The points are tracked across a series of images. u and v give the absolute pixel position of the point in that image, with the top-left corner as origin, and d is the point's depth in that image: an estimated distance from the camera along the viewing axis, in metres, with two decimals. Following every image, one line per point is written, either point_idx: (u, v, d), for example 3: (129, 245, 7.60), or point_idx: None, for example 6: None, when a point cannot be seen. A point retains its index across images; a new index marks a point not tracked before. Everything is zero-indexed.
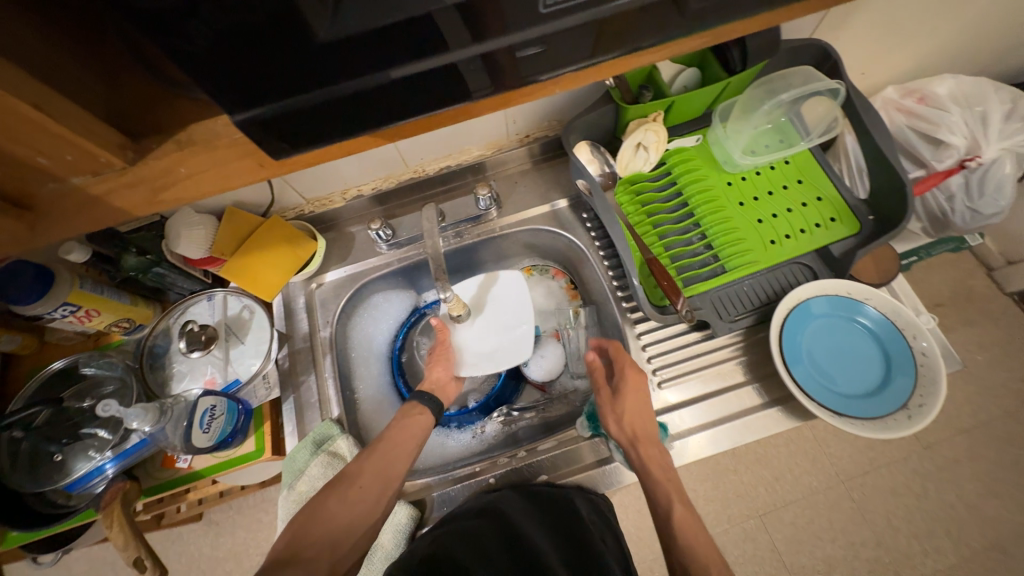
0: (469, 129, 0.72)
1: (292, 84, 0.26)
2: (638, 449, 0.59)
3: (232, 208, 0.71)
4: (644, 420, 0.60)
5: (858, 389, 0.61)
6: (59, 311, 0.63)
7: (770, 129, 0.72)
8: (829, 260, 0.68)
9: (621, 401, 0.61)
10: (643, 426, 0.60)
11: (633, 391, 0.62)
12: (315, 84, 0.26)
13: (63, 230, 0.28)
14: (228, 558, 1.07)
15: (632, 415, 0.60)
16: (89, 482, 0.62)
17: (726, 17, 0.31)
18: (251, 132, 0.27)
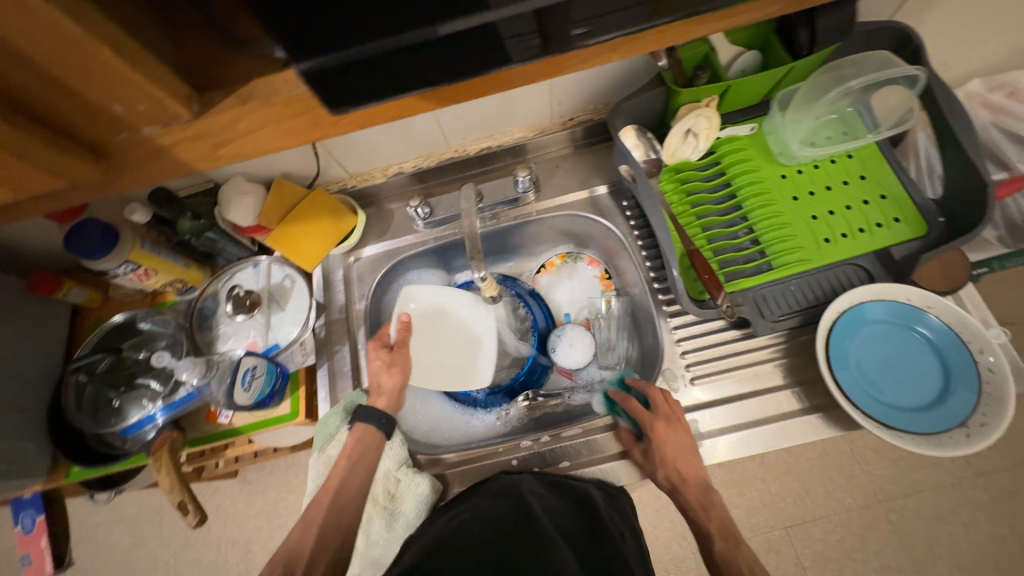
0: (512, 109, 0.72)
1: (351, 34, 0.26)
2: (682, 493, 0.59)
3: (280, 179, 0.73)
4: (686, 463, 0.59)
5: (910, 401, 0.56)
6: (121, 269, 0.67)
7: (834, 120, 0.67)
8: (889, 264, 0.63)
9: (661, 449, 0.59)
10: (687, 471, 0.59)
11: (676, 435, 0.60)
12: (371, 35, 0.27)
13: (135, 182, 0.31)
14: (260, 514, 1.14)
15: (674, 460, 0.59)
16: (142, 429, 0.67)
17: None
18: (311, 82, 0.28)
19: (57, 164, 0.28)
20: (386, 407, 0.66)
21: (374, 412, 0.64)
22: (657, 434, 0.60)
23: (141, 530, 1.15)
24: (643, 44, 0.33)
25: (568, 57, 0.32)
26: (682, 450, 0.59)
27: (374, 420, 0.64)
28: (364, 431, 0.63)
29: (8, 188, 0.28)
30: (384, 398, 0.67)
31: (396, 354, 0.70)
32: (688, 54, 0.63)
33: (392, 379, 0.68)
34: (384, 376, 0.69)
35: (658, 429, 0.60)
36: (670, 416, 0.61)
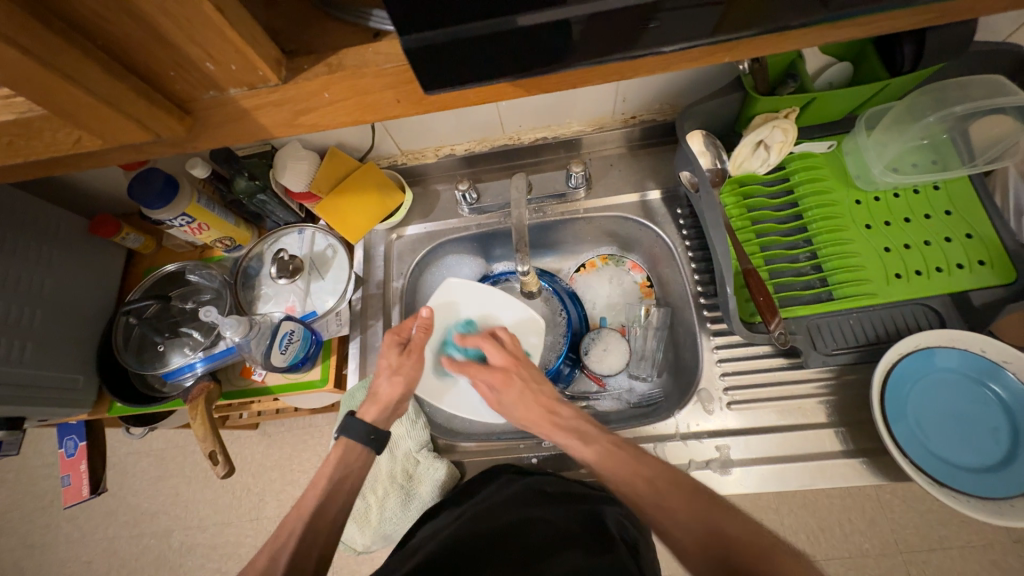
0: (573, 101, 0.69)
1: (458, 10, 0.25)
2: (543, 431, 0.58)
3: (335, 149, 0.73)
4: (531, 402, 0.59)
5: (968, 460, 0.52)
6: (177, 221, 0.69)
7: (924, 146, 0.62)
8: (967, 311, 0.57)
9: (506, 392, 0.60)
10: (531, 409, 0.59)
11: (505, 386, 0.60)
12: (479, 12, 0.25)
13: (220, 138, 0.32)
14: (274, 468, 1.18)
15: (518, 395, 0.60)
16: (180, 375, 0.70)
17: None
18: (414, 57, 0.27)
19: (147, 116, 0.28)
20: (374, 420, 0.61)
21: (361, 424, 0.60)
22: (500, 374, 0.61)
23: (168, 465, 1.22)
24: (744, 49, 0.31)
25: (662, 56, 0.31)
26: (534, 388, 0.60)
27: (360, 433, 0.60)
28: (348, 448, 0.60)
29: (98, 136, 0.28)
30: (376, 408, 0.61)
31: (404, 360, 0.63)
32: (774, 60, 0.59)
33: (391, 389, 0.62)
34: (383, 381, 0.62)
35: (498, 374, 0.61)
36: (509, 359, 0.62)
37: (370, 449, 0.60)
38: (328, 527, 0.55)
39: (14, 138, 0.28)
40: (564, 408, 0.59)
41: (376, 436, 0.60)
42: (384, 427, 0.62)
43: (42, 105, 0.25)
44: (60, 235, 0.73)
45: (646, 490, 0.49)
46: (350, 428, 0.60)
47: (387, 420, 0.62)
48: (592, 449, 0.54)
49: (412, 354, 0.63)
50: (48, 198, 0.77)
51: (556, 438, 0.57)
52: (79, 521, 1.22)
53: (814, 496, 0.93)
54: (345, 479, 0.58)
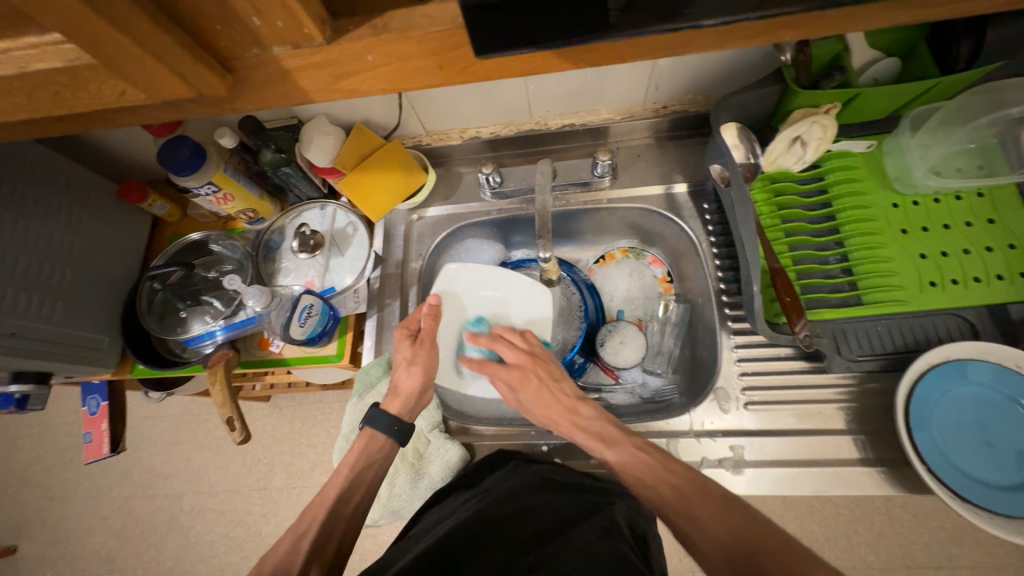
0: (602, 87, 0.68)
1: None
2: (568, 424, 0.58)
3: (361, 125, 0.72)
4: (551, 398, 0.60)
5: (992, 476, 0.51)
6: (204, 189, 0.70)
7: (971, 150, 0.59)
8: (1003, 323, 0.55)
9: (524, 390, 0.60)
10: (551, 405, 0.59)
11: (529, 386, 0.60)
12: None
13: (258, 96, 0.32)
14: (284, 441, 1.20)
15: (536, 392, 0.60)
16: (201, 342, 0.71)
17: None
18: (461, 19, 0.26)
19: (191, 72, 0.28)
20: (399, 412, 0.62)
21: (385, 417, 0.60)
22: (517, 371, 0.61)
23: (182, 431, 1.26)
24: (802, 25, 0.30)
25: (713, 30, 0.29)
26: (551, 384, 0.61)
27: (384, 426, 0.60)
28: (371, 438, 0.61)
29: (140, 89, 0.28)
30: (398, 402, 0.62)
31: (416, 350, 0.63)
32: (820, 51, 0.56)
33: (410, 379, 0.62)
34: (403, 373, 0.63)
35: (515, 372, 0.61)
36: (523, 356, 0.62)
37: (393, 439, 0.61)
38: (348, 517, 0.56)
39: (60, 88, 0.28)
40: (585, 408, 0.59)
41: (401, 428, 0.61)
42: (408, 419, 0.62)
43: (89, 52, 0.25)
44: (90, 198, 0.74)
45: (670, 497, 0.48)
46: (374, 420, 0.61)
47: (412, 409, 0.63)
48: (616, 452, 0.54)
49: (424, 343, 0.63)
50: (79, 162, 0.78)
51: (576, 437, 0.57)
52: (97, 479, 1.27)
53: (820, 504, 0.92)
54: (368, 470, 0.59)
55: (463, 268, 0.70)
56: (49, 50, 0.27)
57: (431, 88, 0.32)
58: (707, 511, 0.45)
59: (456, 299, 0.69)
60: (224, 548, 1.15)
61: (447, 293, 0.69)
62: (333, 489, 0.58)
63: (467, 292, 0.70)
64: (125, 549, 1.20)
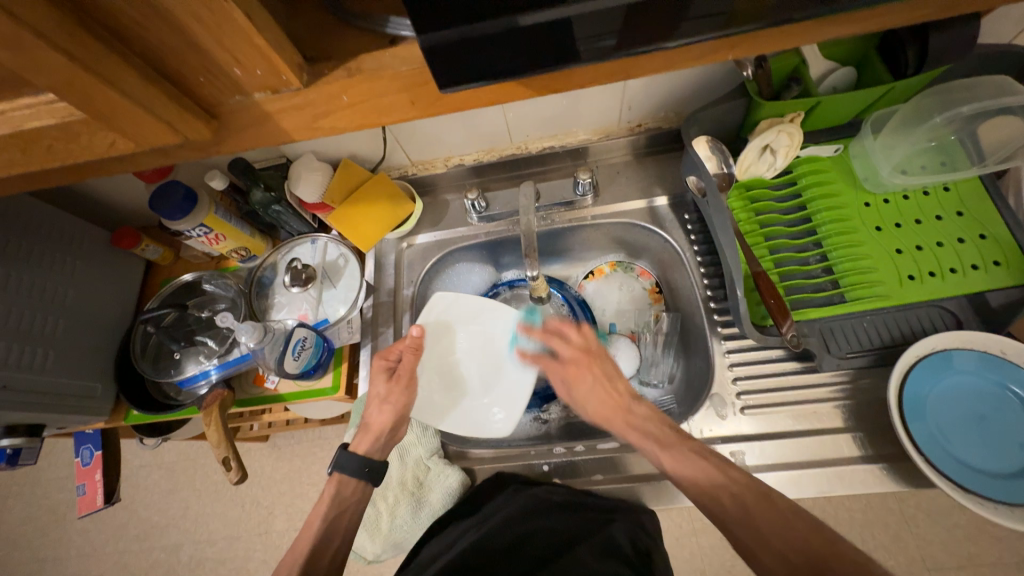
0: (577, 111, 0.71)
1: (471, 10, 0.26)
2: (621, 420, 0.58)
3: (347, 161, 0.75)
4: (604, 395, 0.60)
5: (992, 464, 0.51)
6: (195, 231, 0.71)
7: (932, 148, 0.62)
8: (983, 310, 0.57)
9: (579, 385, 0.62)
10: (606, 402, 0.60)
11: (592, 377, 0.62)
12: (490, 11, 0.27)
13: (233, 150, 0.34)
14: (283, 480, 1.18)
15: (590, 389, 0.61)
16: (195, 383, 0.72)
17: None
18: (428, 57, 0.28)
19: (178, 119, 0.29)
20: (368, 452, 0.61)
21: (353, 458, 0.60)
22: (572, 368, 0.63)
23: (179, 477, 1.23)
24: (746, 46, 0.32)
25: (666, 53, 0.32)
26: (605, 381, 0.61)
27: (353, 468, 0.59)
28: (340, 484, 0.59)
29: (130, 138, 0.30)
30: (368, 439, 0.61)
31: (392, 386, 0.62)
32: (777, 65, 0.60)
33: (382, 416, 0.62)
34: (375, 410, 0.62)
35: (571, 367, 0.63)
36: (578, 352, 0.63)
37: (364, 481, 0.60)
38: (333, 550, 0.57)
39: (51, 142, 0.30)
40: (639, 407, 0.58)
41: (371, 467, 0.60)
42: (379, 458, 0.61)
43: (81, 107, 0.27)
44: (83, 246, 0.75)
45: (731, 507, 0.47)
46: (342, 463, 0.59)
47: (382, 448, 0.62)
48: (668, 454, 0.53)
49: (400, 379, 0.63)
50: (72, 212, 0.80)
51: (630, 437, 0.56)
52: (91, 534, 1.23)
53: (833, 508, 0.90)
54: (341, 519, 0.58)
55: (458, 298, 0.69)
56: (43, 108, 0.28)
57: (405, 121, 0.34)
58: (769, 521, 0.45)
59: (444, 329, 0.67)
60: None
61: (433, 322, 0.68)
62: (307, 539, 0.56)
63: (461, 322, 0.68)
64: None
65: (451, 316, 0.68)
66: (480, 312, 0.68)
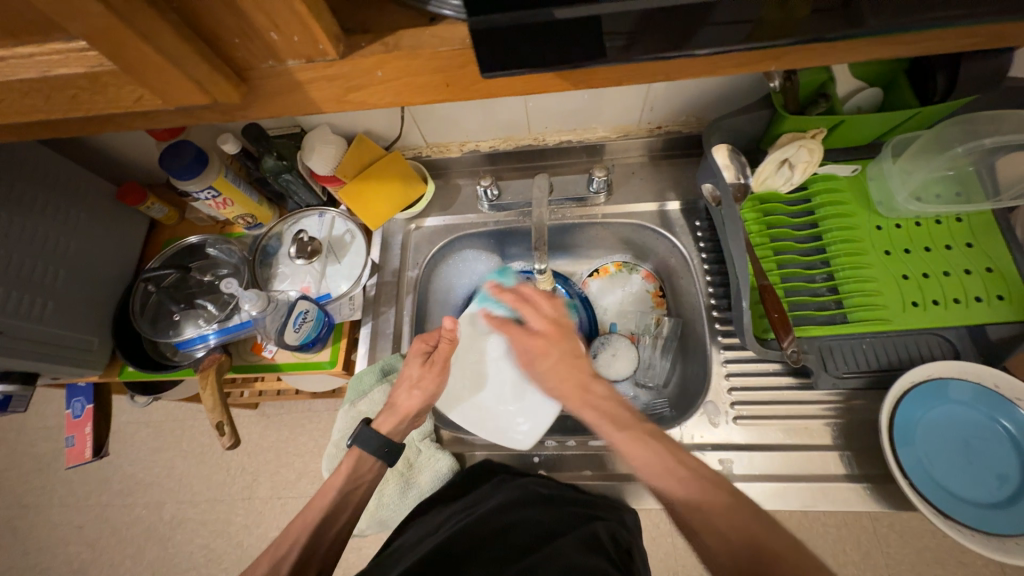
0: (597, 107, 0.70)
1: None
2: (583, 396, 0.57)
3: (362, 135, 0.74)
4: (569, 372, 0.59)
5: (974, 494, 0.52)
6: (203, 194, 0.70)
7: (950, 177, 0.62)
8: (982, 343, 0.57)
9: (544, 359, 0.60)
10: (565, 380, 0.58)
11: (556, 357, 0.60)
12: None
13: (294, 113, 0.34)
14: (270, 449, 1.19)
15: (553, 365, 0.60)
16: (193, 346, 0.71)
17: (959, 16, 0.28)
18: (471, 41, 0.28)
19: (206, 79, 0.29)
20: (390, 432, 0.61)
21: (375, 437, 0.60)
22: (541, 341, 0.61)
23: (166, 437, 1.24)
24: (786, 57, 0.32)
25: (704, 58, 0.31)
26: (571, 358, 0.60)
27: (373, 447, 0.59)
28: (360, 459, 0.59)
29: (157, 94, 0.29)
30: (392, 421, 0.61)
31: (425, 372, 0.62)
32: (806, 79, 0.59)
33: (410, 400, 0.62)
34: (404, 392, 0.62)
35: (539, 339, 0.61)
36: (550, 325, 0.62)
37: (382, 460, 0.60)
38: (330, 534, 0.56)
39: (79, 92, 0.29)
40: (598, 386, 0.57)
41: (391, 449, 0.60)
42: (399, 440, 0.62)
43: (111, 57, 0.26)
44: (88, 199, 0.74)
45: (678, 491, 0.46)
46: (365, 440, 0.59)
47: (405, 430, 0.63)
48: (623, 436, 0.51)
49: (434, 366, 0.62)
50: (78, 162, 0.79)
51: (584, 415, 0.55)
52: (74, 486, 1.23)
53: (808, 522, 0.92)
54: (353, 493, 0.59)
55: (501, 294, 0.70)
56: (72, 55, 0.27)
57: (436, 103, 0.34)
58: (717, 508, 0.44)
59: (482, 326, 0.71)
60: (204, 560, 1.12)
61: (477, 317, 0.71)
62: (316, 510, 0.56)
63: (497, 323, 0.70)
64: (100, 559, 1.16)
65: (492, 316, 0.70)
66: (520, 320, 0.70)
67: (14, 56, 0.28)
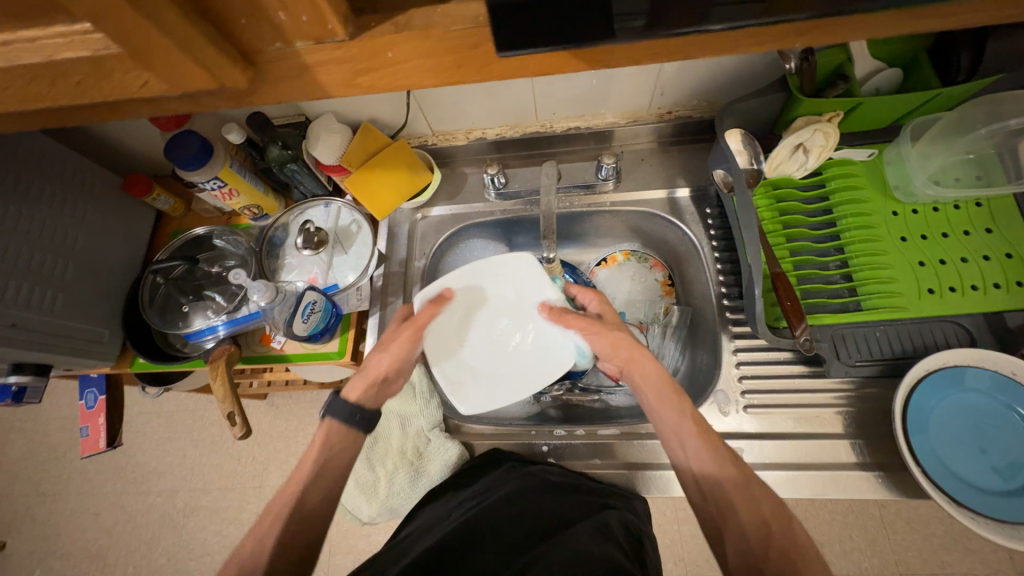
0: (606, 93, 0.68)
1: None
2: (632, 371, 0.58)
3: (367, 124, 0.72)
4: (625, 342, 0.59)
5: (988, 482, 0.52)
6: (209, 184, 0.70)
7: (970, 160, 0.60)
8: (999, 331, 0.56)
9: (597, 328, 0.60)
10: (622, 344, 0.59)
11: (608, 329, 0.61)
12: None
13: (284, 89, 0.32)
14: (280, 439, 1.20)
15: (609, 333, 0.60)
16: (202, 337, 0.71)
17: None
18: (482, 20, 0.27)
19: (213, 62, 0.28)
20: (359, 398, 0.60)
21: (346, 402, 0.59)
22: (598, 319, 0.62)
23: (178, 428, 1.25)
24: (809, 32, 0.31)
25: (722, 34, 0.30)
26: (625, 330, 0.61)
27: (343, 414, 0.58)
28: (330, 428, 0.58)
29: (163, 79, 0.29)
30: (363, 384, 0.60)
31: (401, 331, 0.63)
32: (824, 60, 0.57)
33: (381, 362, 0.61)
34: (374, 355, 0.62)
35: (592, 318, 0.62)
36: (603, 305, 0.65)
37: (356, 429, 0.59)
38: None
39: (83, 77, 0.29)
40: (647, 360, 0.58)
41: (362, 415, 0.59)
42: (369, 406, 0.60)
43: (116, 39, 0.26)
44: (94, 190, 0.74)
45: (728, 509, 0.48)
46: (337, 406, 0.59)
47: (375, 397, 0.61)
48: (674, 409, 0.53)
49: (410, 323, 0.63)
50: (83, 154, 0.78)
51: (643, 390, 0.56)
52: (89, 474, 1.26)
53: (815, 509, 0.92)
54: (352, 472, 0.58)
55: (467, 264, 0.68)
56: (75, 39, 0.27)
57: (446, 86, 0.33)
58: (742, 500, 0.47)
59: (474, 297, 0.67)
60: (217, 547, 1.14)
61: (467, 291, 0.67)
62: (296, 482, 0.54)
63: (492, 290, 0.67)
64: (116, 546, 1.19)
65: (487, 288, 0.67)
66: (496, 277, 0.67)
67: (16, 41, 0.28)
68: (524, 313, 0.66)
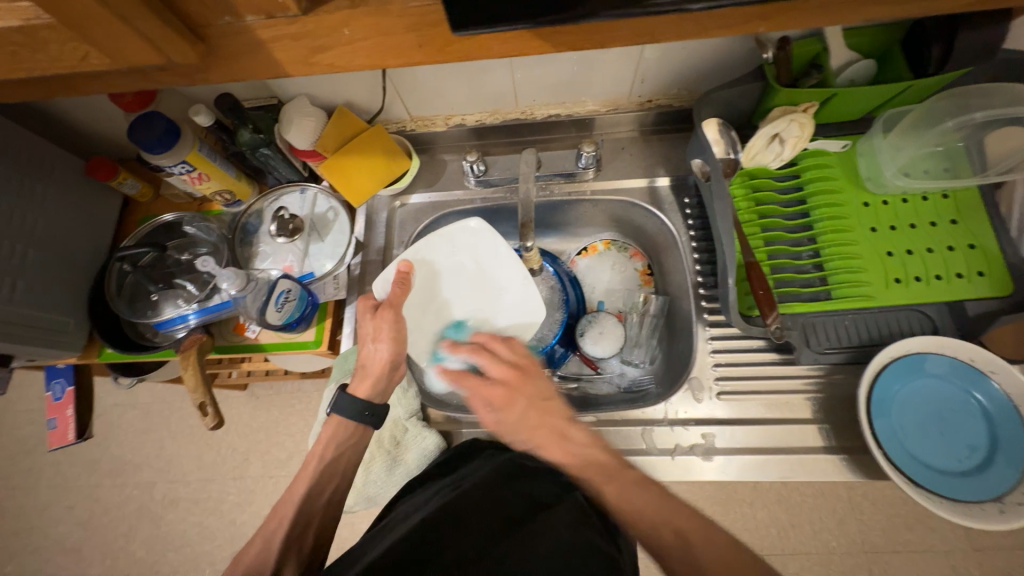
0: (585, 81, 0.68)
1: None
2: (545, 452, 0.55)
3: (342, 108, 0.71)
4: (536, 424, 0.55)
5: (945, 464, 0.54)
6: (177, 168, 0.67)
7: (938, 153, 0.61)
8: (961, 319, 0.58)
9: (506, 410, 0.56)
10: (535, 429, 0.55)
11: (512, 407, 0.56)
12: None
13: (238, 66, 0.31)
14: (260, 429, 1.19)
15: (520, 416, 0.56)
16: (173, 326, 0.70)
17: None
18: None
19: (158, 36, 0.27)
20: (368, 395, 0.59)
21: (355, 402, 0.58)
22: (500, 389, 0.57)
23: (154, 419, 1.23)
24: (768, 16, 0.31)
25: (685, 16, 0.30)
26: (538, 404, 0.56)
27: (353, 413, 0.58)
28: (340, 425, 0.59)
29: (104, 53, 0.28)
30: (367, 383, 0.59)
31: (380, 321, 0.59)
32: (798, 51, 0.58)
33: (378, 358, 0.59)
34: (370, 350, 0.59)
35: (500, 390, 0.57)
36: (511, 371, 0.58)
37: (365, 424, 0.59)
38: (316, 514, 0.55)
39: (20, 48, 0.27)
40: (575, 432, 0.55)
41: (372, 411, 0.59)
42: (381, 401, 0.60)
43: (51, 9, 0.25)
44: (55, 174, 0.71)
45: (674, 544, 0.45)
46: (344, 407, 0.58)
47: (383, 390, 0.60)
48: (612, 486, 0.50)
49: (388, 311, 0.59)
50: (41, 134, 0.75)
51: (565, 468, 0.53)
52: (62, 467, 1.23)
53: (786, 491, 0.96)
54: (338, 456, 0.58)
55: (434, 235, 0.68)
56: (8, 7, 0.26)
57: (410, 65, 0.32)
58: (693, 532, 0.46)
59: (429, 269, 0.67)
60: (197, 538, 1.13)
61: (424, 265, 0.67)
62: (303, 480, 0.56)
63: (449, 260, 0.67)
64: (93, 539, 1.17)
65: (442, 258, 0.67)
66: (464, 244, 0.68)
67: None
68: (481, 276, 0.67)
